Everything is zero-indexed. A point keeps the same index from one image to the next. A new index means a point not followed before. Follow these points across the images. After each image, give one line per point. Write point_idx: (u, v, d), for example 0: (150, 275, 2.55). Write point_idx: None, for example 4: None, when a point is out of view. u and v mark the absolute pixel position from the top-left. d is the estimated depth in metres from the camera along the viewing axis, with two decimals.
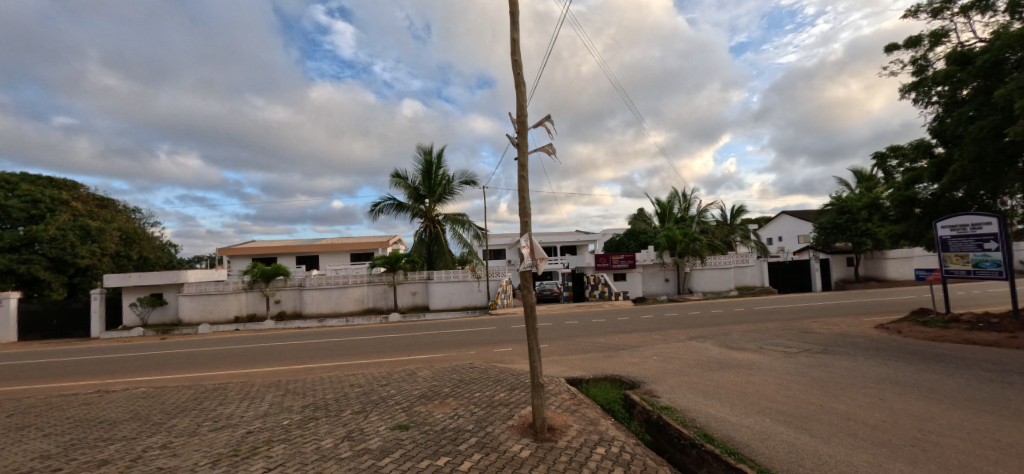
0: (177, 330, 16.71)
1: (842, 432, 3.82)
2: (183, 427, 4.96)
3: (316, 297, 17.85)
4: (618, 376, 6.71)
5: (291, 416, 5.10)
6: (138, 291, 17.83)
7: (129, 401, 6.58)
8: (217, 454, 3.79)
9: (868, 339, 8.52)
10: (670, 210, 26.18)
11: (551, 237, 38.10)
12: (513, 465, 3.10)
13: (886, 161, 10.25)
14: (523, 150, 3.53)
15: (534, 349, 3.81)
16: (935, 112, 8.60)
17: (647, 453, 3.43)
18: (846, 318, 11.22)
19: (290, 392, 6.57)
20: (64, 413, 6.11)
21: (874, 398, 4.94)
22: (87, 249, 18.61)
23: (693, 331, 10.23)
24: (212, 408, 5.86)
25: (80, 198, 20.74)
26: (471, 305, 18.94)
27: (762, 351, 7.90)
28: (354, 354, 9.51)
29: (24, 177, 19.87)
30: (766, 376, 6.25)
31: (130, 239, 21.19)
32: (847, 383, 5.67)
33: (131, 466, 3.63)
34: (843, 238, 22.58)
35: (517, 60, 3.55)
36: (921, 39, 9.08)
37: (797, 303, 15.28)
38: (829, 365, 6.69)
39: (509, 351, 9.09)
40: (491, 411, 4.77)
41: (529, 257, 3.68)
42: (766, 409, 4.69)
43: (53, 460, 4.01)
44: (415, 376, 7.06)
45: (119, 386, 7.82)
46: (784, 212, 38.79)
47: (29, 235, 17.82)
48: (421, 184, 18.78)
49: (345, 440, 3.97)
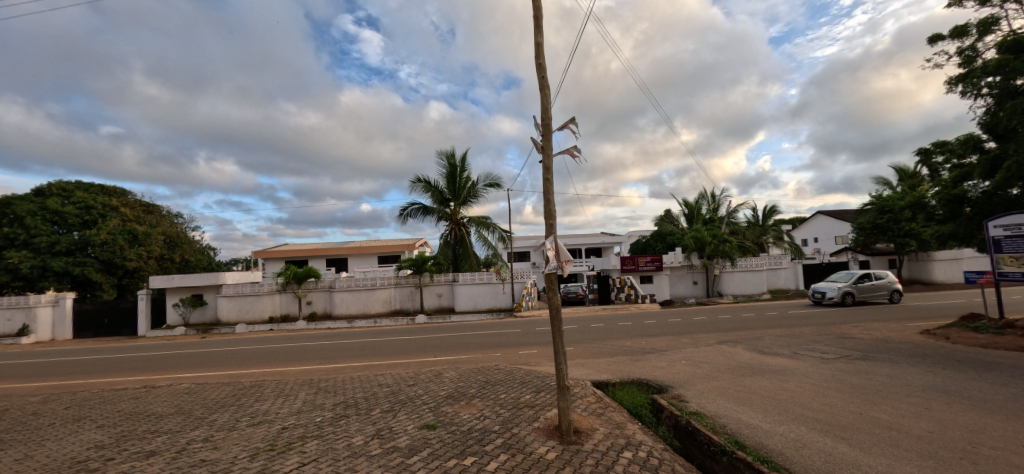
0: (216, 329, 17.48)
1: (885, 443, 3.66)
2: (223, 421, 5.21)
3: (345, 299, 18.36)
4: (645, 381, 6.62)
5: (324, 414, 5.29)
6: (181, 292, 18.76)
7: (173, 396, 6.96)
8: (255, 448, 3.96)
9: (912, 345, 8.12)
10: (698, 211, 25.61)
11: (574, 239, 37.81)
12: (539, 466, 3.12)
13: (931, 157, 9.71)
14: (547, 153, 3.53)
15: (559, 351, 3.77)
16: (986, 105, 8.11)
17: (675, 459, 3.37)
18: (889, 323, 10.71)
19: (321, 391, 6.80)
20: (116, 406, 6.50)
21: (920, 407, 4.69)
22: (135, 252, 19.82)
23: (725, 336, 9.98)
24: (249, 404, 6.13)
25: (129, 203, 21.68)
26: (496, 307, 19.05)
27: (797, 357, 7.61)
28: (384, 355, 9.74)
29: (79, 184, 20.96)
30: (801, 382, 6.05)
31: (174, 243, 22.40)
32: (889, 391, 5.42)
33: (177, 457, 3.83)
34: (884, 239, 21.46)
35: (541, 63, 3.54)
36: (969, 29, 8.55)
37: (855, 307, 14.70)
38: (870, 372, 6.39)
39: (534, 354, 9.08)
40: (517, 413, 4.80)
41: (554, 259, 3.65)
42: (802, 417, 4.53)
43: (107, 450, 4.28)
44: (442, 377, 7.16)
45: (164, 382, 8.27)
46: (819, 213, 37.37)
47: (83, 239, 18.95)
48: (446, 187, 18.98)
49: (375, 438, 4.08)
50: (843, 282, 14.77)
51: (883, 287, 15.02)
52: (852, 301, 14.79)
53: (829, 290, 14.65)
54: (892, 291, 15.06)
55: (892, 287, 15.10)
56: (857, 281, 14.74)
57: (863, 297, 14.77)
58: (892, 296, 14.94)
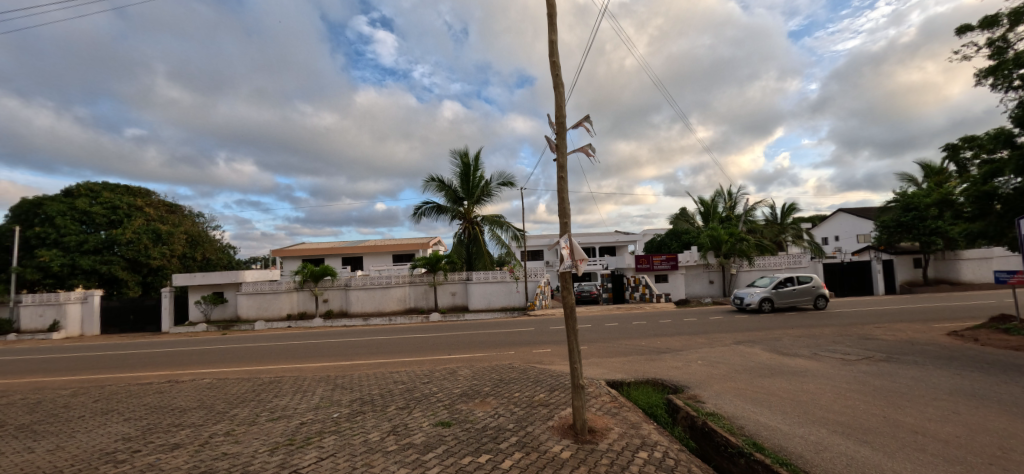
0: (236, 326, 17.89)
1: (909, 447, 3.57)
2: (244, 416, 5.33)
3: (361, 297, 18.59)
4: (660, 380, 6.56)
5: (341, 409, 5.38)
6: (202, 290, 19.25)
7: (195, 391, 7.16)
8: (274, 442, 4.05)
9: (938, 346, 7.88)
10: (714, 209, 25.21)
11: (588, 238, 37.62)
12: (554, 465, 3.12)
13: (959, 153, 9.38)
14: (561, 151, 3.51)
15: (574, 350, 3.76)
16: (1018, 97, 7.79)
17: (692, 460, 3.34)
18: (914, 324, 10.41)
19: (338, 387, 6.90)
20: (141, 400, 6.72)
21: (947, 411, 4.55)
22: (158, 250, 20.54)
23: (742, 336, 9.82)
24: (268, 399, 6.27)
25: (152, 203, 22.29)
26: (510, 305, 19.08)
27: (818, 358, 7.45)
28: (400, 352, 9.84)
29: (106, 185, 21.58)
30: (821, 384, 5.92)
31: (196, 242, 23.06)
32: (914, 395, 5.27)
33: (200, 450, 3.94)
34: (909, 238, 20.86)
35: (555, 61, 3.52)
36: (999, 19, 8.22)
37: (807, 311, 13.84)
38: (894, 374, 6.23)
39: (548, 353, 9.07)
40: (531, 412, 4.80)
41: (568, 258, 3.63)
42: (822, 419, 4.44)
43: (133, 442, 4.43)
44: (456, 375, 7.20)
45: (187, 377, 8.51)
46: (841, 210, 36.48)
47: (109, 238, 19.60)
48: (459, 186, 19.05)
49: (391, 434, 4.13)
50: (761, 287, 14.07)
51: (806, 292, 14.19)
52: (772, 308, 14.04)
53: (746, 296, 13.99)
54: (818, 296, 14.25)
55: (816, 293, 14.23)
56: (775, 286, 14.01)
57: (783, 302, 14.00)
58: (818, 302, 14.15)
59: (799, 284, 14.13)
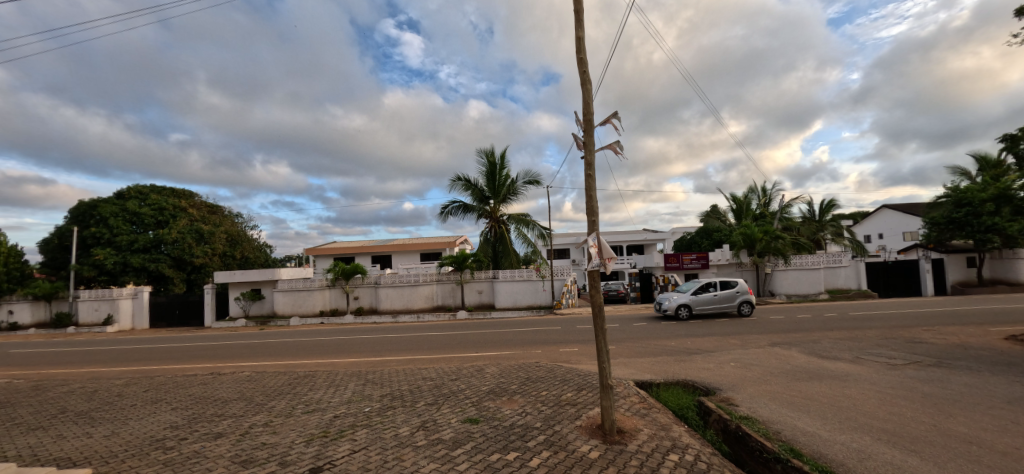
0: (272, 322, 18.64)
1: (962, 458, 3.36)
2: (280, 408, 5.56)
3: (390, 295, 19.00)
4: (690, 382, 6.43)
5: (372, 404, 5.54)
6: (241, 287, 20.16)
7: (236, 383, 7.52)
8: (309, 434, 4.20)
9: (995, 352, 7.37)
10: (747, 206, 24.38)
11: (614, 236, 37.12)
12: (583, 465, 3.11)
13: (1019, 143, 8.72)
14: (590, 149, 3.47)
15: (602, 349, 3.73)
16: None
17: (725, 465, 3.26)
18: (968, 327, 9.77)
19: (369, 382, 7.10)
20: (187, 390, 7.12)
21: (1004, 421, 4.26)
22: (202, 249, 21.66)
23: (777, 337, 9.48)
24: (303, 392, 6.51)
25: (196, 204, 23.47)
26: (536, 304, 19.08)
27: (861, 362, 7.12)
28: (429, 349, 10.00)
29: (154, 187, 22.81)
30: (864, 389, 5.65)
31: (236, 241, 24.25)
32: (967, 402, 4.96)
33: (241, 440, 4.14)
34: (962, 235, 19.56)
35: (583, 58, 3.48)
36: None
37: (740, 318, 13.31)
38: (944, 380, 5.88)
39: (575, 352, 9.04)
40: (558, 410, 4.80)
41: (597, 256, 3.60)
42: (865, 426, 4.25)
43: (180, 430, 4.70)
44: (484, 373, 7.27)
45: (229, 370, 8.95)
46: (885, 206, 34.53)
47: (157, 237, 20.79)
48: (486, 186, 19.16)
49: (420, 429, 4.22)
50: (681, 294, 13.38)
51: (726, 299, 13.36)
52: (688, 315, 13.32)
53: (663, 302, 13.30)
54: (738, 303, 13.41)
55: (738, 299, 13.40)
56: (693, 292, 13.29)
57: (700, 309, 13.24)
58: (738, 309, 13.34)
59: (720, 290, 13.41)
